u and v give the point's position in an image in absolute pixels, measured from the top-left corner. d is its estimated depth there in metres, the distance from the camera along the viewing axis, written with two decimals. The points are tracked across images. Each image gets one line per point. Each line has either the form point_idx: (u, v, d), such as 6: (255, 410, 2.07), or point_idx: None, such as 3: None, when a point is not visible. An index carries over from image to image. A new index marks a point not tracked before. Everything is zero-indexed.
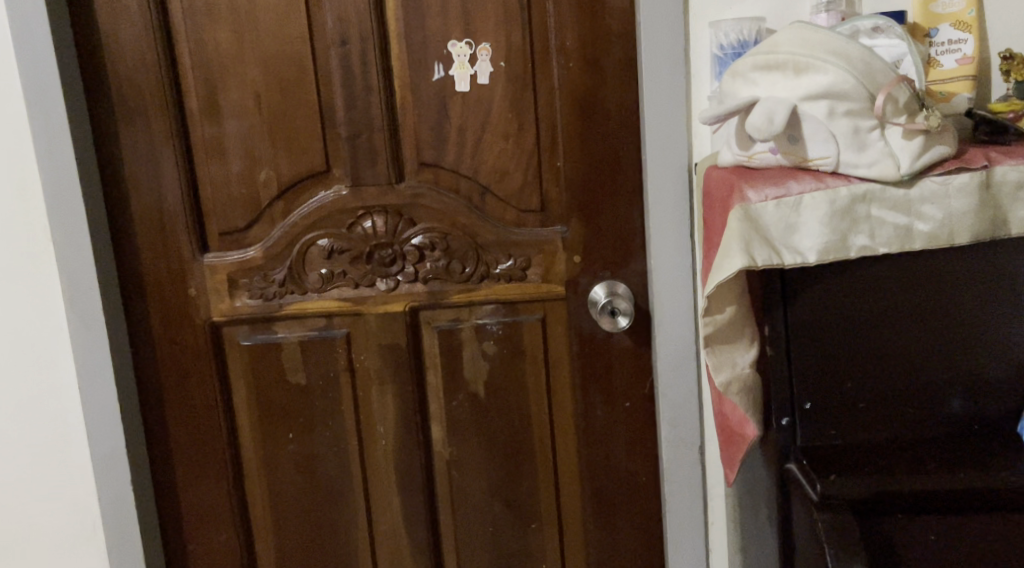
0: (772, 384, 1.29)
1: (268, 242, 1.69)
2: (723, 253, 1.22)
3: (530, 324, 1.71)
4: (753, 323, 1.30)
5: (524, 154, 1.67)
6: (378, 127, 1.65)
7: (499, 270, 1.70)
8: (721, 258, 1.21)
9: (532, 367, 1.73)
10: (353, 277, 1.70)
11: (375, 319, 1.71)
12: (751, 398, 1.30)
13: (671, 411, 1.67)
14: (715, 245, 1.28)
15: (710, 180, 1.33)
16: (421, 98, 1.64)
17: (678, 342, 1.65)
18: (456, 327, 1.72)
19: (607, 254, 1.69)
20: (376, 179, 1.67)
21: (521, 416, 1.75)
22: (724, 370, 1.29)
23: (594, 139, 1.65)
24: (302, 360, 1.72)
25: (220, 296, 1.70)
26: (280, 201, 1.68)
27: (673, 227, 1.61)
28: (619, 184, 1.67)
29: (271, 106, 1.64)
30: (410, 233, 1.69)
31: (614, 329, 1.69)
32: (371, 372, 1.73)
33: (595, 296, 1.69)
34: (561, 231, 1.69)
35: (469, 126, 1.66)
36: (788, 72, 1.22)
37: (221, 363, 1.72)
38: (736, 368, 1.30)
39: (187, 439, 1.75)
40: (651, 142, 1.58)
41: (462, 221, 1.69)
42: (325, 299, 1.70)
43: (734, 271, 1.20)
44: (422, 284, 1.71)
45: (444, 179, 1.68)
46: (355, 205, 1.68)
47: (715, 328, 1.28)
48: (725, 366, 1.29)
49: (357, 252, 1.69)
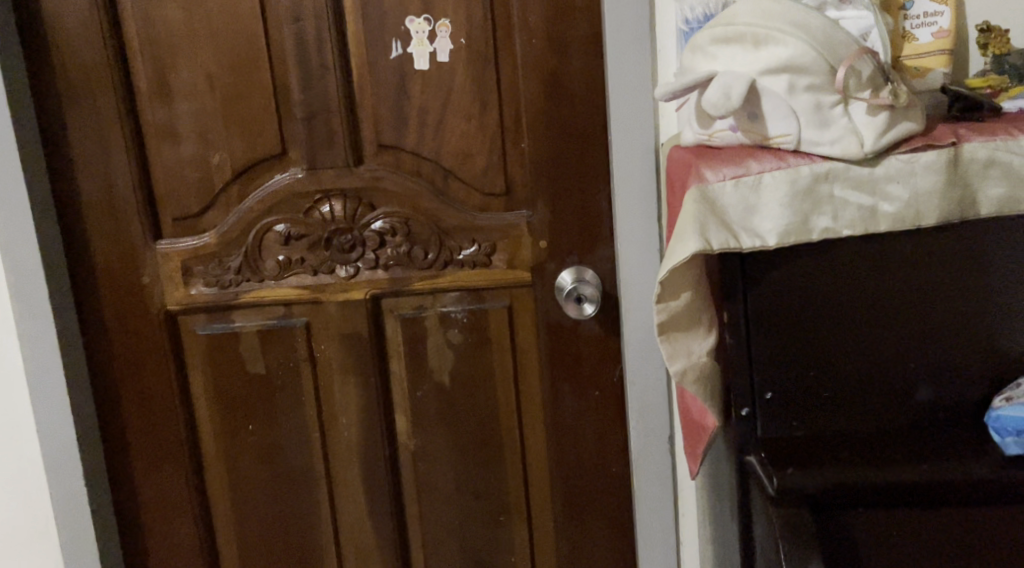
0: (731, 374, 1.23)
1: (223, 227, 1.64)
2: (678, 236, 1.15)
3: (495, 312, 1.67)
4: (708, 309, 1.23)
5: (488, 135, 1.61)
6: (335, 108, 1.59)
7: (463, 256, 1.65)
8: (675, 241, 1.15)
9: (498, 355, 1.69)
10: (312, 264, 1.65)
11: (334, 308, 1.66)
12: (706, 386, 1.22)
13: (638, 400, 1.62)
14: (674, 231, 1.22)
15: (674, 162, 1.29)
16: (379, 78, 1.59)
17: (645, 329, 1.60)
18: (419, 315, 1.67)
19: (574, 239, 1.64)
20: (334, 162, 1.61)
21: (488, 405, 1.71)
22: (679, 358, 1.21)
23: (559, 119, 1.59)
24: (261, 350, 1.67)
25: (175, 285, 1.65)
26: (235, 186, 1.63)
27: (639, 210, 1.56)
28: (586, 166, 1.61)
29: (224, 86, 1.58)
30: (370, 218, 1.63)
31: (580, 316, 1.65)
32: (332, 362, 1.68)
33: (561, 281, 1.64)
34: (525, 215, 1.64)
35: (430, 107, 1.60)
36: (747, 44, 1.16)
37: (178, 353, 1.68)
38: (692, 356, 1.21)
39: (144, 431, 1.70)
40: (616, 122, 1.53)
41: (423, 205, 1.63)
42: (283, 286, 1.65)
43: (689, 255, 1.13)
44: (383, 271, 1.65)
45: (404, 162, 1.62)
46: (313, 189, 1.62)
47: (669, 315, 1.20)
48: (680, 354, 1.20)
49: (315, 238, 1.64)
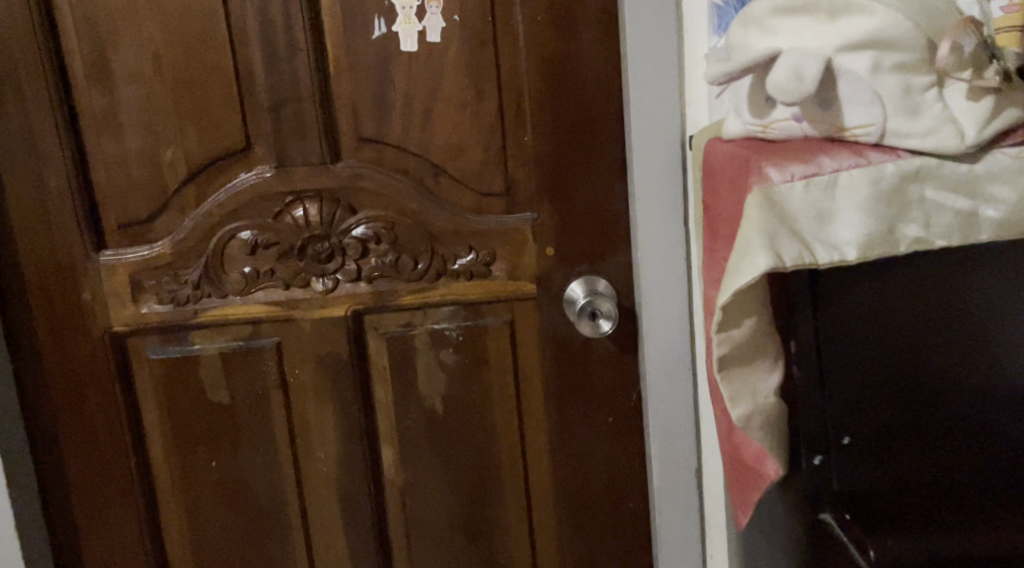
0: (801, 413, 1.06)
1: (179, 235, 1.41)
2: (741, 251, 0.94)
3: (493, 329, 1.46)
4: (776, 341, 1.01)
5: (485, 127, 1.39)
6: (307, 96, 1.37)
7: (459, 265, 1.43)
8: (738, 257, 0.94)
9: (497, 377, 1.48)
10: (283, 277, 1.42)
11: (309, 326, 1.44)
12: (776, 431, 1.01)
13: (661, 429, 1.42)
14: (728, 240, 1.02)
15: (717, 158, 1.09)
16: (358, 61, 1.36)
17: (670, 350, 1.39)
18: (408, 334, 1.45)
19: (585, 245, 1.43)
20: (306, 158, 1.39)
21: (486, 434, 1.50)
22: (743, 401, 1.00)
23: (567, 107, 1.38)
24: (225, 375, 1.45)
25: (122, 302, 1.42)
26: (191, 187, 1.40)
27: (662, 211, 1.35)
28: (598, 162, 1.40)
29: (176, 70, 1.36)
30: (350, 223, 1.41)
31: (594, 334, 1.41)
32: (307, 389, 1.46)
33: (572, 296, 1.43)
34: (530, 218, 1.42)
35: (417, 94, 1.38)
36: (820, 15, 0.95)
37: (126, 379, 1.45)
38: (758, 397, 1.01)
39: (87, 467, 1.47)
40: (637, 111, 1.32)
41: (411, 207, 1.41)
42: (250, 303, 1.43)
43: (759, 273, 0.92)
44: (366, 284, 1.43)
45: (388, 158, 1.40)
46: (282, 190, 1.39)
47: (732, 348, 0.99)
48: (743, 396, 1.00)
49: (286, 247, 1.41)
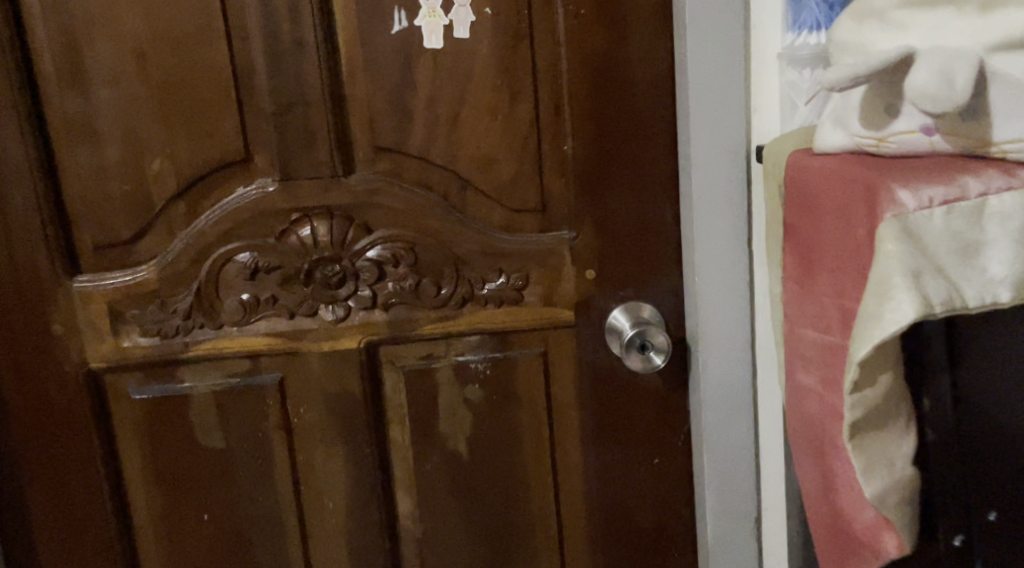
0: (938, 488, 0.92)
1: (166, 258, 1.22)
2: (879, 292, 0.81)
3: (525, 361, 1.29)
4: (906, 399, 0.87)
5: (518, 134, 1.23)
6: (316, 99, 1.19)
7: (487, 290, 1.27)
8: (877, 301, 0.81)
9: (529, 416, 1.31)
10: (286, 305, 1.24)
11: (317, 360, 1.26)
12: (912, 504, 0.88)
13: (716, 476, 1.26)
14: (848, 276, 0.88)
15: (810, 176, 0.94)
16: (374, 59, 1.19)
17: (729, 386, 1.24)
18: (429, 367, 1.28)
19: (629, 267, 1.27)
20: (314, 170, 1.21)
21: (515, 479, 1.33)
22: (879, 474, 0.87)
23: (612, 112, 1.22)
24: (219, 417, 1.27)
25: (100, 335, 1.23)
26: (180, 203, 1.21)
27: (723, 230, 1.19)
28: (646, 173, 1.24)
29: (164, 69, 1.18)
30: (364, 243, 1.24)
31: (645, 369, 1.24)
32: (314, 431, 1.29)
33: (617, 326, 1.27)
34: (568, 237, 1.26)
35: (442, 96, 1.21)
36: (969, 7, 0.82)
37: (104, 423, 1.26)
38: (894, 468, 0.87)
39: (58, 524, 1.28)
40: (697, 117, 1.16)
41: (434, 225, 1.24)
42: (247, 334, 1.25)
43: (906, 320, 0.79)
44: (382, 311, 1.26)
45: (407, 170, 1.23)
46: (287, 207, 1.22)
47: (865, 411, 0.85)
48: (879, 468, 0.87)
49: (291, 271, 1.23)
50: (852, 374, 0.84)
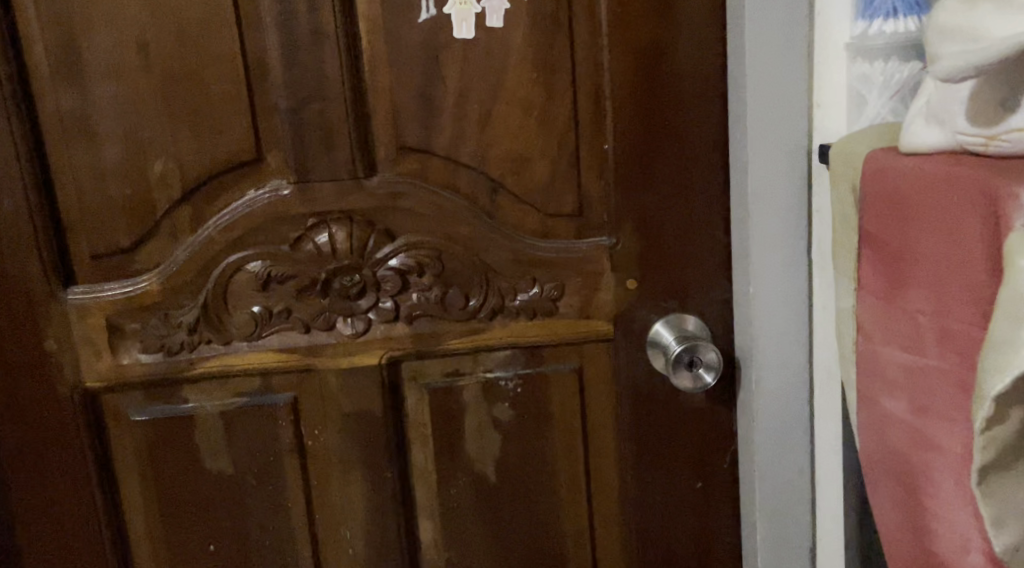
0: None
1: (170, 268, 1.11)
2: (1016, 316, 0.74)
3: (560, 378, 1.19)
4: None
5: (555, 132, 1.13)
6: (336, 93, 1.09)
7: (519, 301, 1.16)
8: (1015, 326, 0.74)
9: (563, 438, 1.21)
10: (301, 319, 1.13)
11: (334, 378, 1.15)
12: None
13: (770, 501, 1.17)
14: (970, 298, 0.81)
15: (896, 179, 0.87)
16: (400, 50, 1.09)
17: (785, 404, 1.15)
18: (456, 385, 1.18)
19: (673, 276, 1.17)
20: (333, 172, 1.11)
21: (547, 505, 1.22)
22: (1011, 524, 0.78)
23: (658, 108, 1.12)
24: (227, 440, 1.16)
25: (97, 352, 1.12)
26: (185, 206, 1.10)
27: (779, 237, 1.10)
28: (694, 175, 1.14)
29: (169, 60, 1.07)
30: (387, 251, 1.13)
31: (696, 388, 1.14)
32: (330, 455, 1.18)
33: (660, 338, 1.17)
34: (607, 243, 1.16)
35: (473, 91, 1.11)
36: None
37: (100, 449, 1.15)
38: None
39: (49, 560, 1.16)
40: (755, 113, 1.07)
41: (463, 231, 1.14)
42: (258, 350, 1.14)
43: None
44: (405, 325, 1.15)
45: (434, 171, 1.13)
46: (303, 211, 1.11)
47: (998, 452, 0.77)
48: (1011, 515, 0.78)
49: (307, 281, 1.12)
50: (984, 410, 0.75)
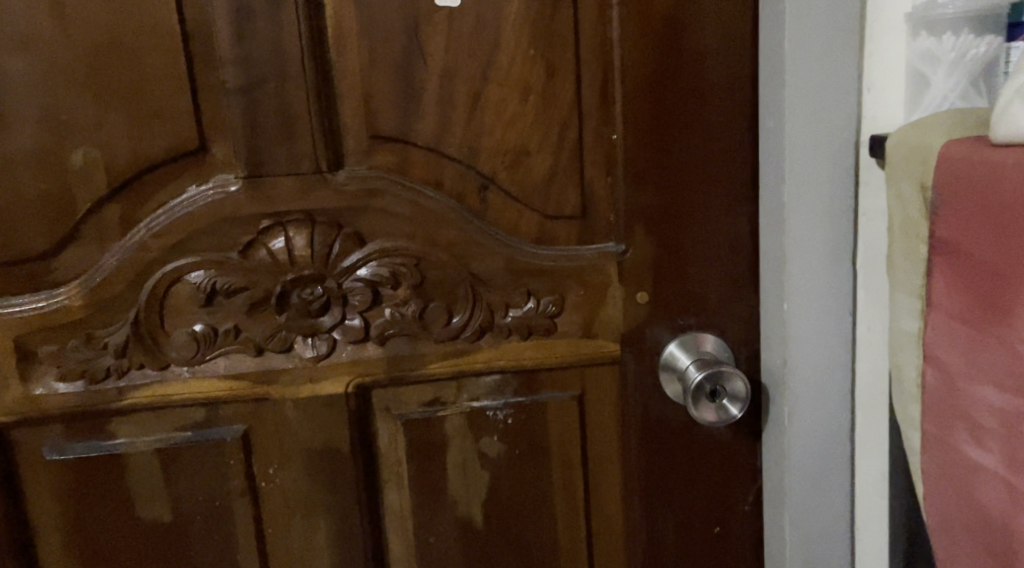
0: None
1: (93, 278, 0.93)
2: None
3: (558, 407, 1.02)
4: None
5: (555, 120, 0.96)
6: (295, 71, 0.91)
7: (511, 318, 0.99)
8: None
9: (562, 476, 1.03)
10: (253, 339, 0.95)
11: (293, 408, 0.97)
12: None
13: (803, 552, 1.00)
14: None
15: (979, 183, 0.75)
16: (373, 20, 0.92)
17: (822, 440, 0.98)
18: (436, 416, 1.00)
19: (692, 289, 1.00)
20: (292, 165, 0.93)
21: (543, 555, 1.05)
22: None
23: (677, 93, 0.95)
24: (165, 482, 0.98)
25: (5, 380, 0.93)
26: (113, 205, 0.92)
27: (819, 244, 0.94)
28: (717, 170, 0.97)
29: (94, 28, 0.89)
30: (355, 259, 0.95)
31: (721, 421, 0.97)
32: (288, 498, 1.00)
33: (676, 362, 1.00)
34: (614, 251, 0.99)
35: (459, 69, 0.94)
36: None
37: (11, 494, 0.96)
38: None
39: None
40: (795, 99, 0.91)
41: (446, 236, 0.96)
42: (201, 377, 0.95)
43: None
44: (377, 346, 0.98)
45: (411, 164, 0.95)
46: (255, 211, 0.93)
47: None
48: None
49: (260, 294, 0.94)
50: None
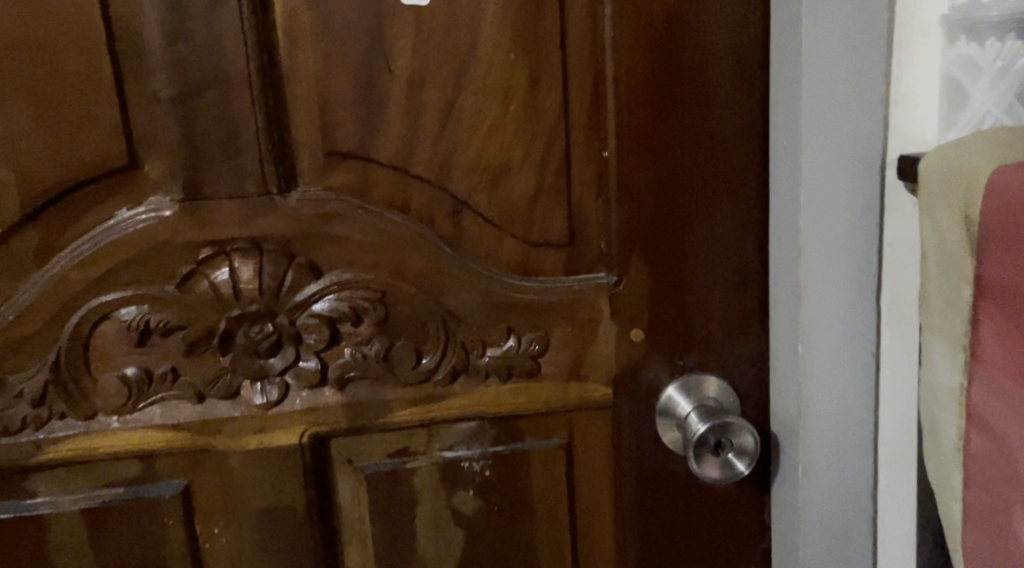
0: None
1: (7, 316, 0.81)
2: None
3: (542, 458, 0.90)
4: None
5: (539, 135, 0.84)
6: (239, 78, 0.79)
7: (488, 358, 0.87)
8: None
9: (547, 534, 0.92)
10: (193, 384, 0.83)
11: (240, 461, 0.85)
12: None
13: None
14: None
15: None
16: (329, 20, 0.80)
17: (841, 499, 0.87)
18: (404, 469, 0.89)
19: (693, 325, 0.88)
20: (237, 186, 0.81)
21: None
22: None
23: (677, 104, 0.84)
24: (94, 545, 0.86)
25: None
26: (30, 232, 0.80)
27: (840, 278, 0.83)
28: (722, 192, 0.86)
29: (5, 29, 0.77)
30: (309, 292, 0.83)
31: (725, 478, 0.85)
32: (236, 561, 0.88)
33: (675, 407, 0.88)
34: (605, 282, 0.87)
35: (429, 77, 0.82)
36: None
37: None
38: None
39: None
40: (814, 113, 0.79)
41: (415, 266, 0.85)
42: (132, 427, 0.83)
43: None
44: (335, 390, 0.86)
45: (374, 184, 0.83)
46: (195, 239, 0.81)
47: None
48: None
49: (200, 333, 0.82)
50: None
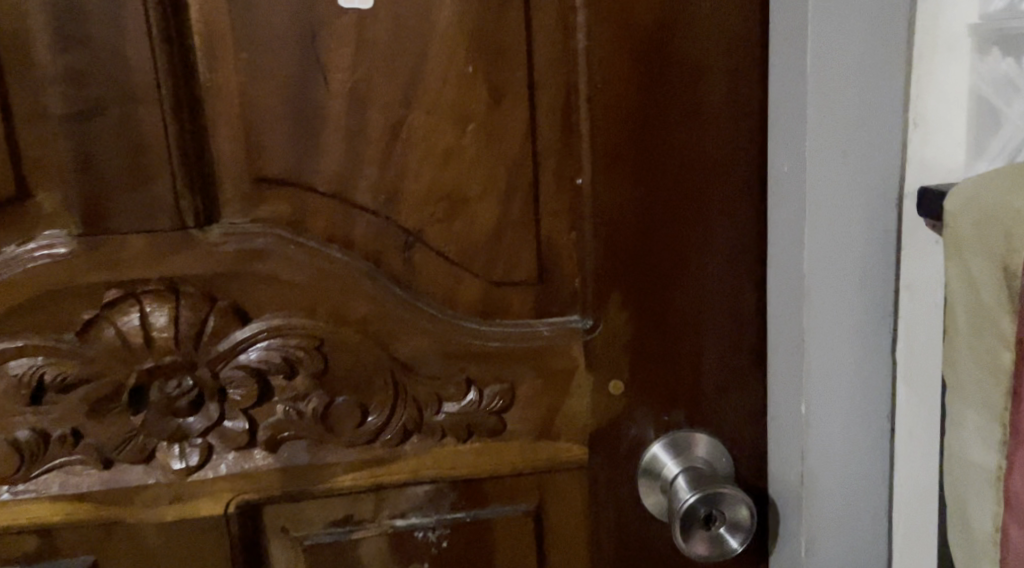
0: None
1: None
2: None
3: (508, 526, 0.78)
4: None
5: (502, 159, 0.73)
6: (148, 94, 0.68)
7: (444, 415, 0.75)
8: None
9: None
10: (98, 447, 0.72)
11: (156, 532, 0.74)
12: None
13: None
14: None
15: None
16: (255, 26, 0.68)
17: None
18: (347, 540, 0.77)
19: (681, 376, 0.77)
20: (147, 218, 0.69)
21: None
22: None
23: (661, 124, 0.72)
24: None
25: None
26: None
27: (849, 326, 0.71)
28: (712, 226, 0.74)
29: None
30: (235, 341, 0.72)
31: (714, 553, 0.74)
32: None
33: (660, 468, 0.77)
34: (579, 327, 0.76)
35: (372, 92, 0.70)
36: None
37: None
38: None
39: None
40: (821, 137, 0.68)
41: (357, 310, 0.73)
42: (27, 497, 0.72)
43: None
44: (266, 453, 0.74)
45: (310, 216, 0.72)
46: (98, 279, 0.70)
47: None
48: None
49: (105, 388, 0.71)
50: None
